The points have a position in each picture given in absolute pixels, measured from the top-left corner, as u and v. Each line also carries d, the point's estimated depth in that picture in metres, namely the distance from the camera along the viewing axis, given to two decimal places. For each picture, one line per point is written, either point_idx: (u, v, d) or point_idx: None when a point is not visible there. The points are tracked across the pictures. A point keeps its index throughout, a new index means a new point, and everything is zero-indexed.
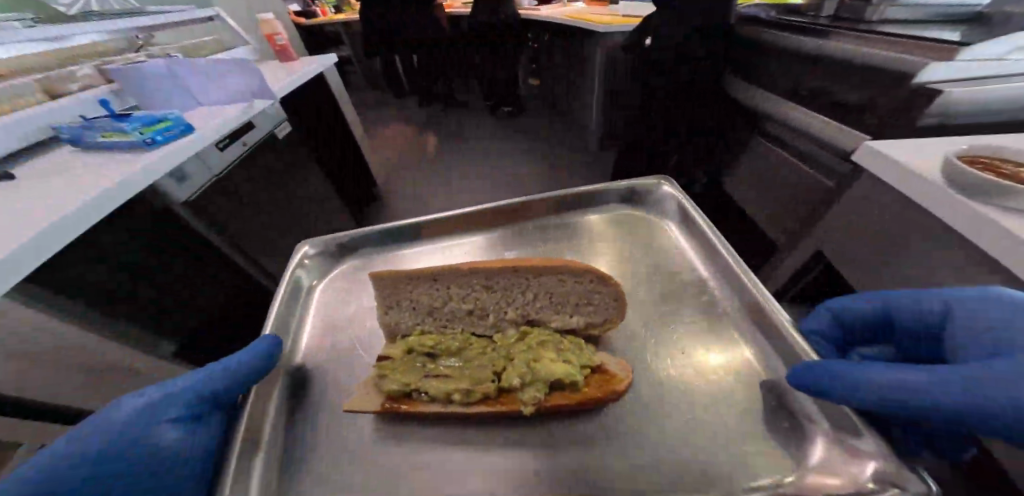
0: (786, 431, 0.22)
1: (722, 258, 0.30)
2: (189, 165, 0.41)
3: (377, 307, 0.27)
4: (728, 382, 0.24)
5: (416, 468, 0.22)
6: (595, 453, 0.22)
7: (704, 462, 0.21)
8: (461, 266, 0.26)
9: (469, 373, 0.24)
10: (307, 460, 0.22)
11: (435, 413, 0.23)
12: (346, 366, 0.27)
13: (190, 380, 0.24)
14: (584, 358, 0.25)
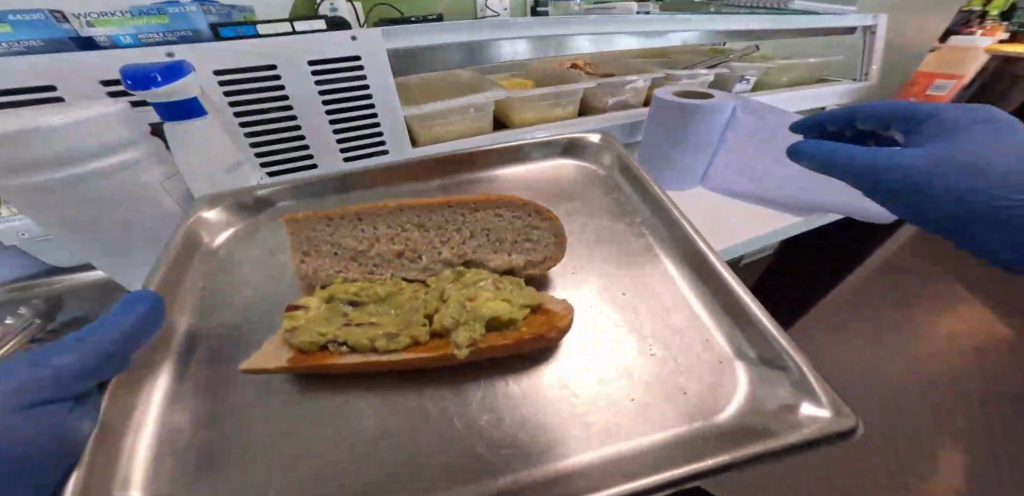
0: (713, 366, 0.23)
1: (661, 206, 0.32)
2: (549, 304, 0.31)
3: (290, 256, 0.24)
4: (653, 322, 0.25)
5: (334, 427, 0.21)
6: (527, 403, 0.22)
7: (634, 402, 0.21)
8: (390, 204, 0.25)
9: (400, 316, 0.22)
10: (211, 431, 0.20)
11: (354, 364, 0.20)
12: (252, 331, 0.25)
13: (47, 353, 0.20)
14: (526, 297, 0.23)
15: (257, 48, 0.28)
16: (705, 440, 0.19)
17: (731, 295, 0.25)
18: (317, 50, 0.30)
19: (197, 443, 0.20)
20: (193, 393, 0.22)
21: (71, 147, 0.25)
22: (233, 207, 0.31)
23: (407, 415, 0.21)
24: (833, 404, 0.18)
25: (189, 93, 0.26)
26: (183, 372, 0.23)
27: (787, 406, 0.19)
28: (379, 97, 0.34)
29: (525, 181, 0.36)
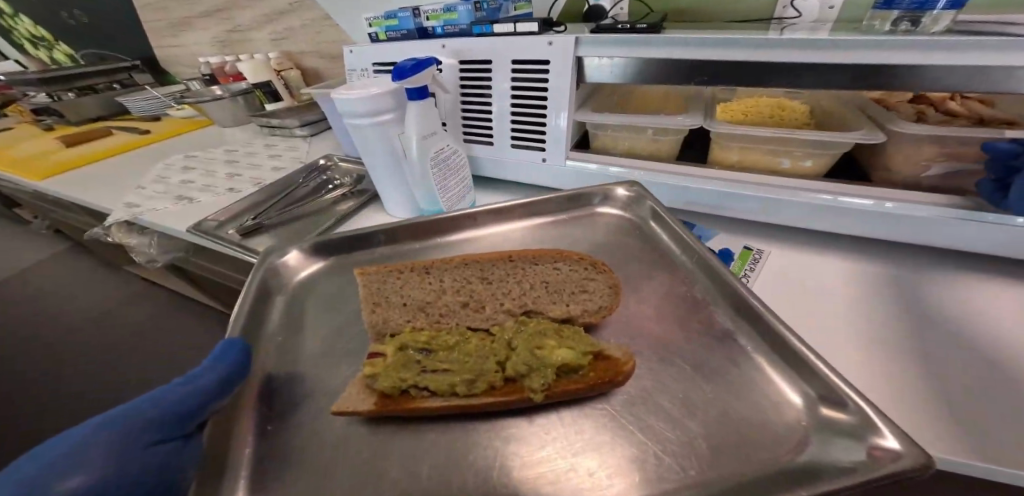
0: (770, 402, 0.24)
1: (692, 246, 0.33)
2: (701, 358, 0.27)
3: (362, 306, 0.28)
4: (701, 352, 0.27)
5: (408, 459, 0.22)
6: (587, 438, 0.23)
7: (687, 433, 0.23)
8: (450, 260, 0.29)
9: (471, 363, 0.24)
10: (281, 459, 0.22)
11: (437, 405, 0.23)
12: (327, 361, 0.28)
13: (154, 399, 0.23)
14: (586, 343, 0.25)
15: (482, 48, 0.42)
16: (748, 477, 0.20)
17: (778, 336, 0.25)
18: (518, 50, 0.40)
19: (270, 468, 0.22)
20: (266, 434, 0.24)
21: (363, 112, 0.39)
22: (304, 254, 0.36)
23: (472, 457, 0.22)
24: (904, 436, 0.19)
25: (420, 83, 0.38)
26: (259, 399, 0.25)
27: (864, 457, 0.19)
28: (551, 99, 0.41)
29: (574, 226, 0.39)
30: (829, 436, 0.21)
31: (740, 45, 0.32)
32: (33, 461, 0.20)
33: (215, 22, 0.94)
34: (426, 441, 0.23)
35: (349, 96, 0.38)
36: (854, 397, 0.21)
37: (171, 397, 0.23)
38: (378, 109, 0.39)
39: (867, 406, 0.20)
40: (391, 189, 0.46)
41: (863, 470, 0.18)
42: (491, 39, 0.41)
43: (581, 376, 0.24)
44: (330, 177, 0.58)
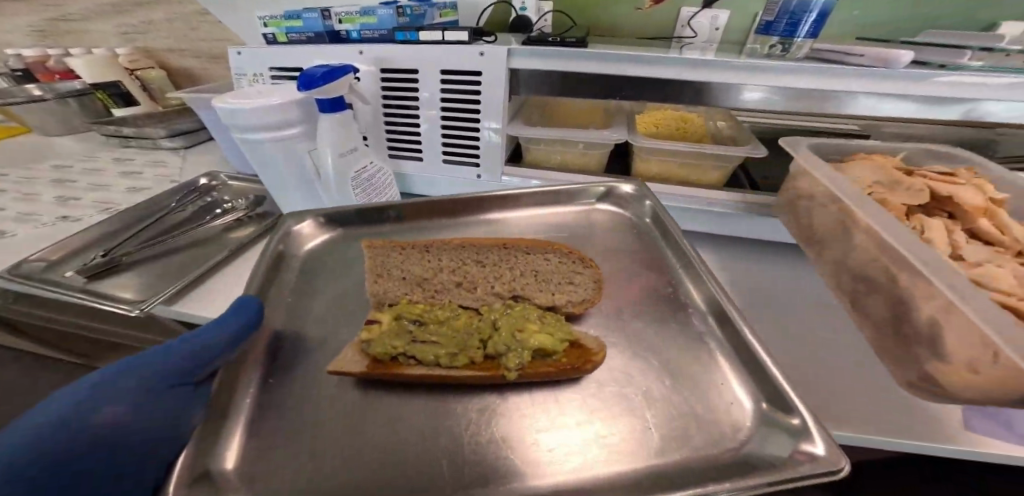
0: (702, 408, 0.29)
1: (684, 246, 0.41)
2: (683, 363, 0.32)
3: (369, 276, 0.37)
4: (651, 370, 0.32)
5: (385, 427, 0.29)
6: (535, 424, 0.29)
7: (620, 414, 0.29)
8: (446, 242, 0.37)
9: (457, 340, 0.32)
10: (275, 413, 0.30)
11: (419, 372, 0.30)
12: (324, 340, 0.36)
13: (171, 349, 0.31)
14: (566, 333, 0.33)
15: (443, 54, 0.57)
16: (674, 449, 0.27)
17: (745, 350, 0.31)
18: (473, 67, 0.56)
19: (267, 421, 0.30)
20: (268, 386, 0.32)
21: (272, 123, 0.54)
22: (315, 225, 0.47)
23: (447, 424, 0.29)
24: (829, 447, 0.23)
25: (331, 93, 0.52)
26: (261, 366, 0.34)
27: (788, 454, 0.24)
28: (485, 110, 0.60)
29: (576, 223, 0.48)
30: (771, 432, 0.26)
31: (621, 62, 0.51)
32: (66, 396, 0.27)
33: (109, 15, 1.09)
34: (412, 405, 0.30)
35: (240, 104, 0.52)
36: (800, 408, 0.25)
37: (195, 342, 0.31)
38: (286, 117, 0.54)
39: (808, 420, 0.25)
40: (288, 176, 0.61)
41: (788, 470, 0.23)
42: (446, 46, 0.57)
43: (554, 359, 0.31)
44: (211, 198, 0.76)
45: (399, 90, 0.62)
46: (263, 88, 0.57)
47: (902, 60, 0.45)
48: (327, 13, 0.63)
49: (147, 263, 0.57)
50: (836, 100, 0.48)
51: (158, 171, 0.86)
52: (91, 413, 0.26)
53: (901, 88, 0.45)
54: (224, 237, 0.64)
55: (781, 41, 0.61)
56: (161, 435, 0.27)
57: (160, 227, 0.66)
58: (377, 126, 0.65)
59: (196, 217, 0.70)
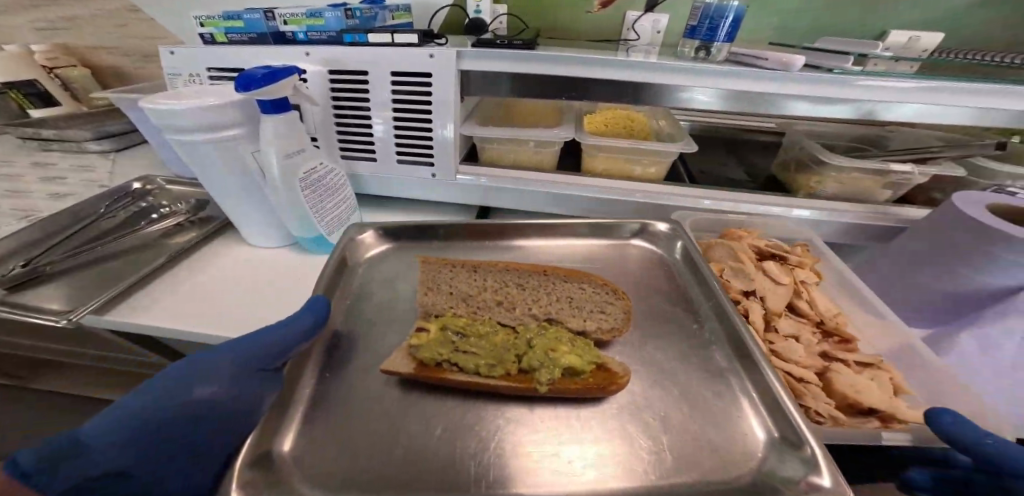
0: (715, 434, 0.39)
1: (722, 298, 0.52)
2: (713, 402, 0.42)
3: (420, 288, 0.49)
4: (679, 397, 0.42)
5: (429, 426, 0.39)
6: (563, 435, 0.38)
7: (617, 421, 0.39)
8: (495, 266, 0.49)
9: (495, 353, 0.42)
10: (327, 405, 0.40)
11: (458, 377, 0.40)
12: (372, 349, 0.46)
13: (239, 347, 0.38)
14: (593, 358, 0.42)
15: (387, 53, 0.76)
16: (690, 461, 0.36)
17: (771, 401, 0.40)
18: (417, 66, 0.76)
19: (325, 413, 0.39)
20: (324, 378, 0.43)
21: (206, 123, 0.64)
22: (374, 236, 0.62)
23: (479, 430, 0.38)
24: (836, 484, 0.32)
25: (270, 95, 0.64)
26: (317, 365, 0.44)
27: (803, 486, 0.33)
28: (435, 103, 0.79)
29: (613, 256, 0.62)
30: (783, 456, 0.37)
31: (549, 61, 0.73)
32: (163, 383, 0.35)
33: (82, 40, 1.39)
34: (444, 407, 0.40)
35: (168, 106, 0.62)
36: (810, 440, 0.36)
37: (267, 337, 0.40)
38: (218, 119, 0.65)
39: (817, 451, 0.34)
40: (219, 169, 0.71)
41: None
42: (386, 47, 0.76)
43: (583, 378, 0.41)
44: (146, 204, 0.94)
45: (349, 84, 0.80)
46: (193, 93, 0.67)
47: (799, 64, 0.67)
48: (271, 15, 0.79)
49: (68, 274, 0.70)
50: (772, 100, 0.71)
51: (83, 176, 1.05)
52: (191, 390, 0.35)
53: (774, 88, 0.69)
54: (159, 244, 0.81)
55: (703, 46, 0.85)
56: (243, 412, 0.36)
57: (85, 235, 0.81)
58: (327, 125, 0.85)
59: (87, 228, 0.83)
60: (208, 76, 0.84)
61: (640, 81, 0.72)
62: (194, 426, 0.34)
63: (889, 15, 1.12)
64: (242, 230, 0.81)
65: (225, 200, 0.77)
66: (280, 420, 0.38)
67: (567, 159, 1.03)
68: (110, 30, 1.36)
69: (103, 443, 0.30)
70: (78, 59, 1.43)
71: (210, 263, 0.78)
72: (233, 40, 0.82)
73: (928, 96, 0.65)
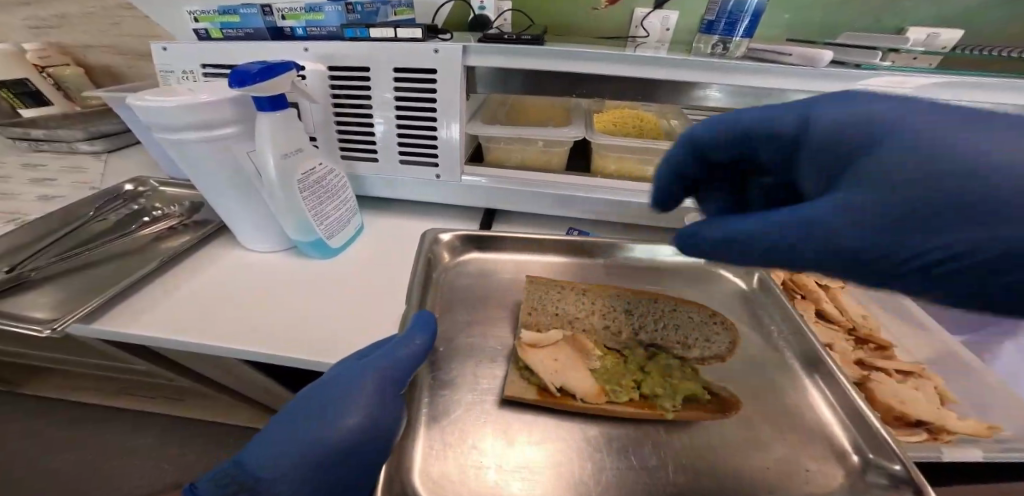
0: (810, 452, 0.42)
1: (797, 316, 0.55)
2: (804, 415, 0.45)
3: (525, 310, 0.52)
4: (770, 416, 0.45)
5: (530, 448, 0.41)
6: (665, 462, 0.41)
7: (724, 448, 0.42)
8: (605, 289, 0.55)
9: (612, 377, 0.46)
10: (434, 430, 0.42)
11: (578, 402, 0.43)
12: (464, 371, 0.48)
13: (366, 377, 0.41)
14: (701, 380, 0.46)
15: (392, 48, 0.76)
16: (793, 486, 0.40)
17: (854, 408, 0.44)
18: (423, 63, 0.76)
19: (433, 432, 0.42)
20: (428, 401, 0.45)
21: (196, 121, 0.65)
22: (454, 238, 0.64)
23: (590, 452, 0.41)
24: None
25: (266, 94, 0.64)
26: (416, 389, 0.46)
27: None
28: (443, 103, 0.79)
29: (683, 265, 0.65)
30: (870, 468, 0.41)
31: (559, 57, 0.72)
32: (306, 423, 0.40)
33: (82, 38, 1.40)
34: (535, 425, 0.43)
35: (152, 105, 0.62)
36: (899, 456, 0.39)
37: (379, 360, 0.42)
38: (220, 116, 0.66)
39: (909, 466, 0.38)
40: (214, 167, 0.72)
41: None
42: (389, 45, 0.76)
43: (701, 402, 0.44)
44: (133, 207, 0.95)
45: (350, 80, 0.80)
46: (186, 89, 0.68)
47: (823, 59, 0.66)
48: (267, 10, 0.79)
49: (54, 278, 0.70)
50: (786, 96, 0.70)
51: (72, 177, 1.07)
52: (333, 426, 0.39)
53: (771, 80, 0.68)
54: (153, 247, 0.82)
55: (722, 40, 0.85)
56: (368, 444, 0.39)
57: (73, 239, 0.82)
58: (328, 121, 0.85)
59: (76, 233, 0.84)
60: (202, 74, 0.86)
61: (654, 78, 0.71)
62: (347, 462, 0.39)
63: (915, 13, 1.10)
64: (241, 234, 0.83)
65: (212, 196, 0.77)
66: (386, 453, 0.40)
67: (578, 160, 1.04)
68: (112, 30, 1.37)
69: (268, 475, 0.38)
70: (71, 57, 1.44)
71: (203, 271, 0.78)
72: (230, 35, 0.83)
73: (954, 90, 0.63)
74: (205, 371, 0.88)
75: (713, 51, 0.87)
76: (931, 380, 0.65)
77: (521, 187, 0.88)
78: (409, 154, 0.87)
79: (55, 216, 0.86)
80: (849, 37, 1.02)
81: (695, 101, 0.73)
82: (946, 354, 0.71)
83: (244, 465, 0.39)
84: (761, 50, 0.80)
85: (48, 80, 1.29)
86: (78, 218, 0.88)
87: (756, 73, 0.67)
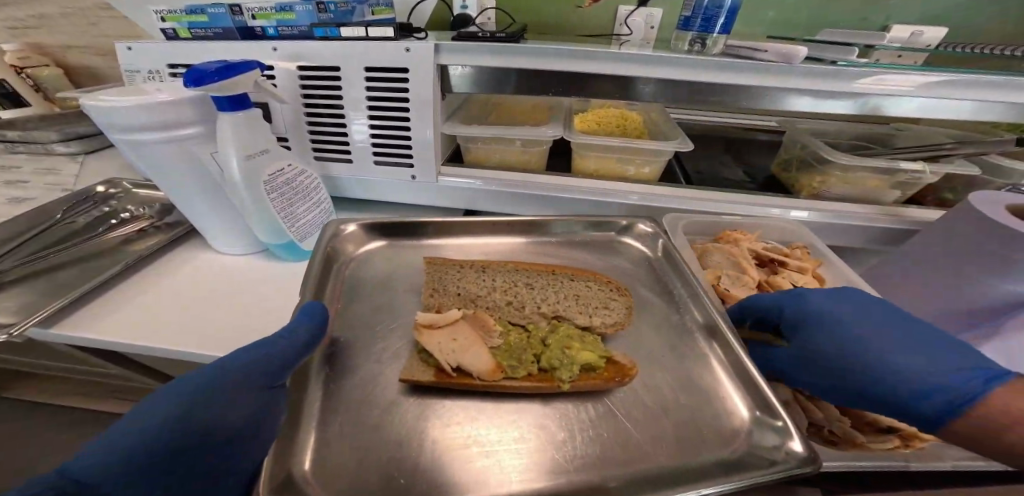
0: (704, 414, 0.44)
1: (694, 285, 0.57)
2: (699, 379, 0.47)
3: (424, 294, 0.54)
4: (665, 382, 0.47)
5: (450, 433, 0.40)
6: (575, 433, 0.41)
7: (628, 415, 0.43)
8: (505, 264, 0.56)
9: (510, 353, 0.47)
10: (340, 416, 0.41)
11: (474, 381, 0.44)
12: (372, 353, 0.48)
13: (250, 359, 0.37)
14: (601, 351, 0.47)
15: (363, 46, 0.75)
16: (690, 447, 0.40)
17: (740, 369, 0.46)
18: (394, 62, 0.76)
19: (357, 420, 0.41)
20: (331, 388, 0.44)
21: (154, 122, 0.63)
22: (359, 228, 0.64)
23: (511, 427, 0.41)
24: (812, 449, 0.36)
25: (234, 94, 0.64)
26: (341, 374, 0.45)
27: (786, 450, 0.38)
28: (416, 102, 0.79)
29: (585, 242, 0.68)
30: (760, 430, 0.41)
31: (556, 58, 0.73)
32: (163, 411, 0.32)
33: (54, 38, 1.35)
34: (468, 407, 0.43)
35: (106, 105, 0.61)
36: (782, 414, 0.40)
37: (269, 344, 0.40)
38: (176, 116, 0.64)
39: (788, 422, 0.39)
40: (150, 158, 0.68)
41: (787, 458, 0.37)
42: (358, 44, 0.75)
43: (597, 373, 0.46)
44: (108, 209, 0.92)
45: (321, 81, 0.80)
46: (150, 89, 0.65)
47: (800, 57, 0.66)
48: (237, 9, 0.77)
49: (22, 282, 0.67)
50: (774, 95, 0.72)
51: (47, 179, 1.02)
52: (206, 415, 0.33)
53: (753, 80, 0.70)
54: (121, 250, 0.79)
55: (698, 38, 0.85)
56: (249, 434, 0.34)
57: (41, 241, 0.79)
58: (295, 119, 0.84)
59: (48, 236, 0.81)
60: (169, 74, 0.83)
61: (653, 78, 0.73)
62: (223, 452, 0.33)
63: (890, 14, 1.15)
64: (208, 234, 0.81)
65: (173, 196, 0.75)
66: (294, 434, 0.39)
67: (559, 159, 1.04)
68: (82, 29, 1.32)
69: (98, 479, 0.28)
70: (51, 58, 1.38)
71: (179, 273, 0.77)
72: (198, 35, 0.81)
73: (934, 90, 0.66)
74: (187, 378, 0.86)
75: (690, 48, 0.86)
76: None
77: (509, 189, 0.88)
78: (383, 154, 0.86)
79: (23, 217, 0.82)
80: (828, 37, 1.06)
81: (686, 101, 0.75)
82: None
83: (64, 472, 0.28)
84: (740, 47, 0.79)
85: (28, 80, 1.26)
86: (45, 220, 0.84)
87: (739, 71, 0.69)
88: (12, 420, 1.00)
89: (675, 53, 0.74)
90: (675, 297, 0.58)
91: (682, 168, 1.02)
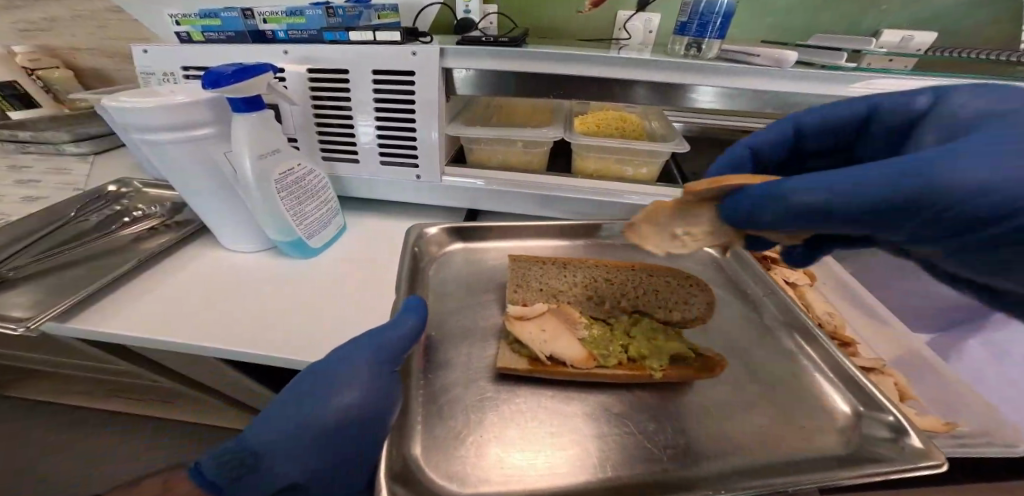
0: (804, 408, 0.45)
1: (775, 286, 0.58)
2: (793, 375, 0.48)
3: (510, 287, 0.55)
4: (760, 378, 0.48)
5: (543, 424, 0.43)
6: (668, 423, 0.43)
7: (726, 408, 0.45)
8: (590, 262, 0.59)
9: (603, 345, 0.49)
10: (448, 406, 0.44)
11: (570, 368, 0.46)
12: (467, 348, 0.51)
13: (370, 351, 0.41)
14: (692, 345, 0.49)
15: (369, 50, 0.76)
16: (798, 440, 0.41)
17: (835, 366, 0.47)
18: (399, 65, 0.76)
19: (449, 409, 0.44)
20: (434, 380, 0.47)
21: (170, 122, 0.64)
22: (443, 230, 0.67)
23: (598, 419, 0.44)
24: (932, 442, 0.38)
25: (246, 95, 0.65)
26: (431, 366, 0.48)
27: (901, 442, 0.39)
28: (421, 104, 0.79)
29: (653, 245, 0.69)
30: (868, 422, 0.42)
31: (545, 59, 0.73)
32: (306, 403, 0.39)
33: (64, 42, 1.39)
34: (555, 398, 0.46)
35: (129, 106, 0.62)
36: (890, 407, 0.42)
37: (381, 336, 0.43)
38: (194, 117, 0.66)
39: (900, 415, 0.41)
40: (168, 159, 0.69)
41: (903, 451, 0.38)
42: (363, 48, 0.77)
43: (689, 362, 0.47)
44: (117, 208, 0.94)
45: (329, 86, 0.81)
46: (163, 90, 0.68)
47: (789, 62, 0.66)
48: (249, 13, 0.80)
49: (37, 278, 0.69)
50: (769, 99, 0.71)
51: (58, 179, 1.05)
52: (333, 402, 0.39)
53: (748, 84, 0.70)
54: (132, 247, 0.80)
55: (695, 43, 0.85)
56: (368, 423, 0.39)
57: (53, 240, 0.81)
58: (307, 121, 0.85)
59: (62, 234, 0.83)
60: (182, 76, 0.85)
61: (633, 79, 0.72)
62: (351, 435, 0.39)
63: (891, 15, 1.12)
64: (219, 236, 0.82)
65: (190, 196, 0.77)
66: (410, 421, 0.42)
67: (559, 160, 1.04)
68: (92, 32, 1.36)
69: (266, 447, 0.37)
70: (60, 60, 1.43)
71: (183, 270, 0.78)
72: (211, 38, 0.84)
73: (924, 92, 0.64)
74: (201, 375, 0.88)
75: (686, 52, 0.86)
76: (895, 377, 0.57)
77: (507, 188, 0.88)
78: (391, 155, 0.87)
79: (36, 216, 0.85)
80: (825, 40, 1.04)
81: (676, 105, 0.75)
82: (915, 353, 0.62)
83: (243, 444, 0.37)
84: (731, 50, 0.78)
85: (38, 82, 1.30)
86: (58, 218, 0.86)
87: (733, 75, 0.69)
88: (13, 420, 1.18)
89: (664, 58, 0.73)
90: (752, 295, 0.59)
91: (682, 170, 1.01)
